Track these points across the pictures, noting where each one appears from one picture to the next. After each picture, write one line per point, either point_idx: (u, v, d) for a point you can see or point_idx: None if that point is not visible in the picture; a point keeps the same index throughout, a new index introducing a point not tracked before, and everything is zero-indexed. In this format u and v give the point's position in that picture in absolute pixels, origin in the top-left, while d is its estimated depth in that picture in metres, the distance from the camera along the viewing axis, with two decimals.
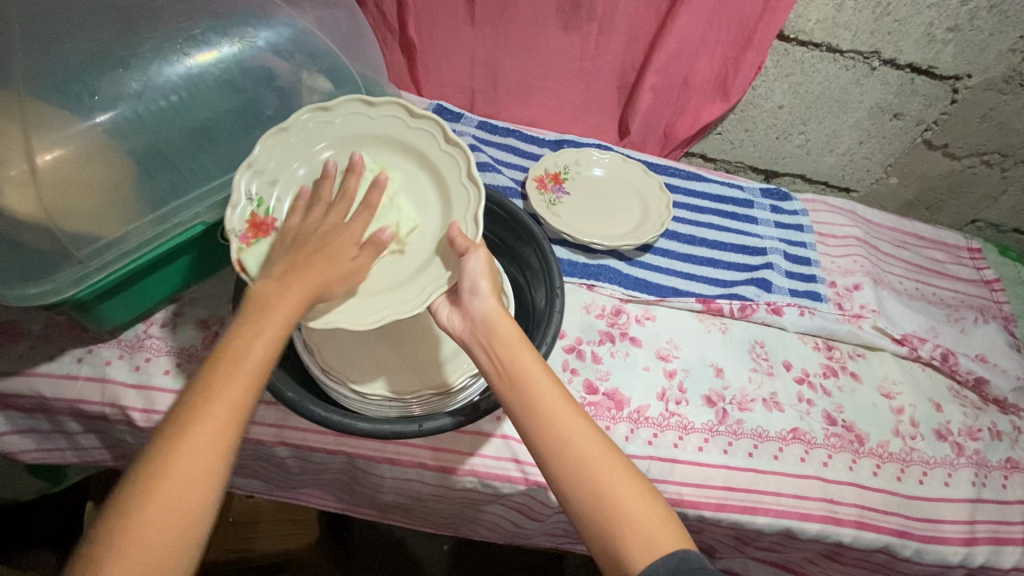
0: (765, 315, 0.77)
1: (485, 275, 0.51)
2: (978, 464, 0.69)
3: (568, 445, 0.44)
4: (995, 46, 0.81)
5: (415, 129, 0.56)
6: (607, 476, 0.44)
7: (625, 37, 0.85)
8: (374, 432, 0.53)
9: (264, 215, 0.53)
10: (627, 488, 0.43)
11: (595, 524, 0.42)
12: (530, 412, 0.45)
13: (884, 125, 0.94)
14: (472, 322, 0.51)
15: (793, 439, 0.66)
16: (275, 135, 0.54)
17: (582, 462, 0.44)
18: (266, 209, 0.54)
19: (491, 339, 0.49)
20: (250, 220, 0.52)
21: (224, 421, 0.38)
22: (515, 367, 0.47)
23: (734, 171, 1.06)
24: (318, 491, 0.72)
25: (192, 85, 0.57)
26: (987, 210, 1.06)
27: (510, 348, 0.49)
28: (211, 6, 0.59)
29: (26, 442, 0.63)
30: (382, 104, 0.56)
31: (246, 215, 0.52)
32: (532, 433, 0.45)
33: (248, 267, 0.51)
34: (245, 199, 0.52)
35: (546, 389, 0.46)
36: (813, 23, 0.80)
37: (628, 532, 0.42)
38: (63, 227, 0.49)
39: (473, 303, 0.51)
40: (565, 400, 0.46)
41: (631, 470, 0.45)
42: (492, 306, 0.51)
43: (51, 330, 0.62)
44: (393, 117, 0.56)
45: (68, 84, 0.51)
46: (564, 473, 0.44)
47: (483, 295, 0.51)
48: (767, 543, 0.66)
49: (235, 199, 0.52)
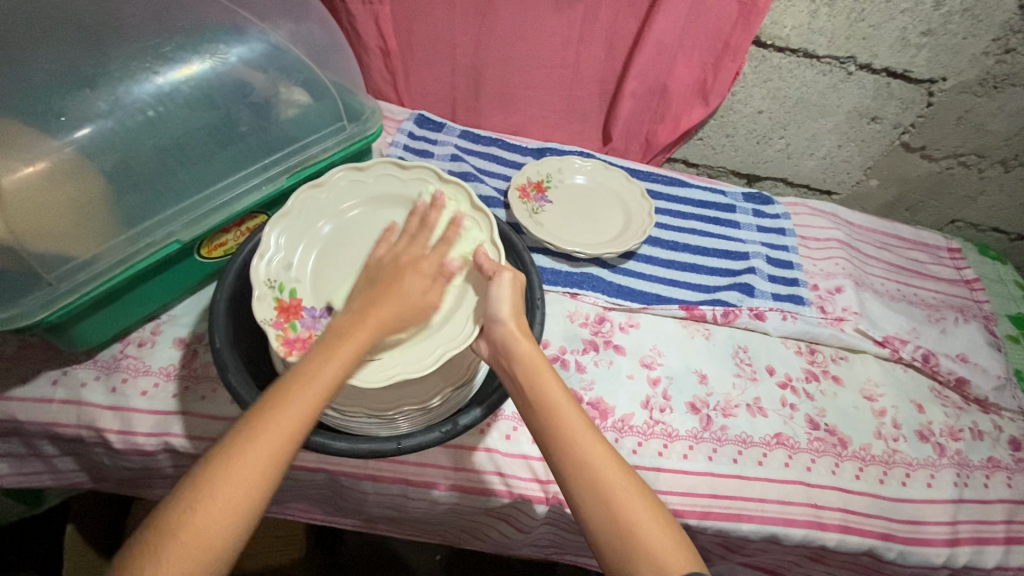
0: (748, 320, 0.77)
1: (509, 299, 0.52)
2: (960, 464, 0.70)
3: (588, 464, 0.44)
4: (968, 50, 0.82)
5: (411, 179, 0.62)
6: (623, 497, 0.44)
7: (604, 44, 0.85)
8: (353, 452, 0.52)
9: (288, 299, 0.55)
10: (642, 507, 0.43)
11: (612, 548, 0.42)
12: (549, 430, 0.46)
13: (862, 128, 0.94)
14: (492, 345, 0.52)
15: (777, 444, 0.67)
16: (281, 216, 0.58)
17: (601, 479, 0.44)
18: (290, 292, 0.55)
19: (512, 360, 0.50)
20: (277, 306, 0.54)
21: (285, 437, 0.40)
22: (537, 388, 0.48)
23: (716, 175, 1.06)
24: (303, 507, 0.71)
25: (162, 103, 0.56)
26: (965, 210, 1.07)
27: (528, 368, 0.49)
28: (180, 23, 0.59)
29: (0, 467, 0.62)
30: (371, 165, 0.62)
31: (271, 302, 0.54)
32: (553, 452, 0.46)
33: (290, 349, 0.51)
34: (267, 286, 0.54)
35: (566, 409, 0.47)
36: (788, 30, 0.81)
37: (642, 555, 0.41)
38: (30, 249, 0.49)
39: (494, 329, 0.52)
40: (584, 419, 0.47)
41: (648, 495, 0.45)
42: (509, 327, 0.51)
43: (25, 352, 0.61)
44: (390, 174, 0.62)
45: (33, 105, 0.51)
46: (583, 494, 0.44)
47: (501, 317, 0.52)
48: (753, 549, 0.66)
49: (259, 290, 0.54)
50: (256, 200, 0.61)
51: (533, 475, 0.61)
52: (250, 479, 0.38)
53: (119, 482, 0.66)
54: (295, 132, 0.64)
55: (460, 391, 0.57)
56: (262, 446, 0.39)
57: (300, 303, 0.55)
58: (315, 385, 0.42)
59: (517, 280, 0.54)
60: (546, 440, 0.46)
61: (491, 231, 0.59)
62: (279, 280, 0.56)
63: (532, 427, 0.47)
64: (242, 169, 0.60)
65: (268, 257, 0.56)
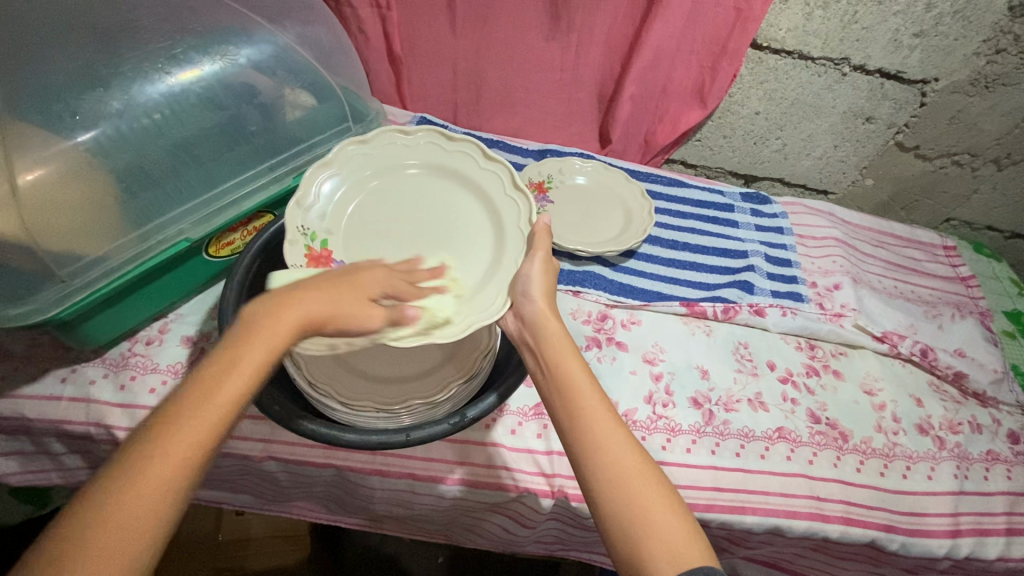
0: (748, 317, 0.78)
1: (538, 280, 0.55)
2: (960, 457, 0.71)
3: (605, 446, 0.45)
4: (960, 50, 0.84)
5: (454, 150, 0.64)
6: (636, 481, 0.44)
7: (603, 48, 0.87)
8: (362, 443, 0.53)
9: (319, 249, 0.58)
10: (656, 496, 0.43)
11: (621, 529, 0.42)
12: (569, 411, 0.48)
13: (857, 128, 0.96)
14: (521, 321, 0.55)
15: (779, 438, 0.67)
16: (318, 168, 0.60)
17: (617, 464, 0.44)
18: (321, 242, 0.59)
19: (539, 340, 0.53)
20: (308, 254, 0.57)
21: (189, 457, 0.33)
22: (559, 368, 0.50)
23: (714, 176, 1.08)
24: (309, 505, 0.71)
25: (174, 102, 0.58)
26: (960, 209, 1.09)
27: (555, 348, 0.52)
28: (191, 25, 0.60)
29: (9, 465, 0.62)
30: (458, 139, 0.64)
31: (303, 249, 0.57)
32: (570, 433, 0.47)
33: None
34: (300, 234, 0.58)
35: (585, 389, 0.49)
36: (783, 32, 0.83)
37: (654, 546, 0.41)
38: (44, 247, 0.49)
39: (524, 306, 0.55)
40: (603, 402, 0.48)
41: (665, 484, 0.44)
42: (539, 306, 0.54)
43: (35, 351, 0.61)
44: (434, 145, 0.64)
45: (49, 104, 0.52)
46: (597, 472, 0.44)
47: (532, 297, 0.54)
48: (757, 541, 0.67)
49: (292, 235, 0.57)
50: (263, 199, 0.62)
51: (539, 469, 0.61)
52: (144, 516, 0.31)
53: None
54: (301, 133, 0.65)
55: (465, 385, 0.58)
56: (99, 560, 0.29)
57: (329, 255, 0.58)
58: (191, 437, 0.33)
59: (547, 264, 0.56)
60: (564, 419, 0.48)
61: (530, 210, 0.60)
62: (312, 228, 0.59)
63: (553, 412, 0.49)
64: (248, 168, 0.61)
65: (304, 207, 0.59)
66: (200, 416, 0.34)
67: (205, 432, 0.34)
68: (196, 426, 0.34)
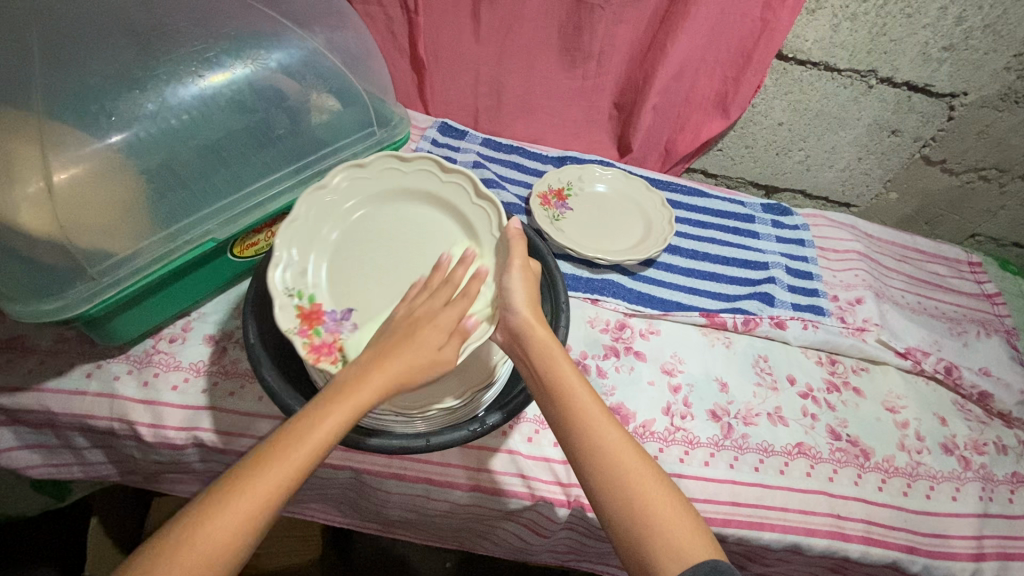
0: (768, 329, 0.77)
1: (521, 290, 0.53)
2: (985, 478, 0.69)
3: (602, 449, 0.45)
4: (990, 65, 0.83)
5: (413, 171, 0.60)
6: (636, 481, 0.44)
7: (626, 57, 0.87)
8: (382, 449, 0.54)
9: (308, 305, 0.53)
10: (659, 495, 0.44)
11: (623, 527, 0.43)
12: (567, 418, 0.47)
13: (882, 141, 0.95)
14: (509, 333, 0.53)
15: (799, 453, 0.66)
16: (287, 226, 0.54)
17: (616, 465, 0.45)
18: (309, 298, 0.53)
19: (528, 348, 0.51)
20: (299, 313, 0.52)
21: (331, 427, 0.40)
22: (552, 376, 0.49)
23: (734, 186, 1.08)
24: (323, 507, 0.72)
25: (205, 105, 0.59)
26: (986, 224, 1.07)
27: (545, 356, 0.50)
28: (224, 29, 0.61)
29: (33, 457, 0.63)
30: (414, 158, 0.60)
31: (293, 310, 0.51)
32: (569, 440, 0.47)
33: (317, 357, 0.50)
34: (285, 295, 0.52)
35: (583, 399, 0.48)
36: (810, 43, 0.82)
37: (657, 545, 0.41)
38: (76, 244, 0.50)
39: (507, 317, 0.52)
40: (598, 404, 0.48)
41: (666, 482, 0.45)
42: (525, 317, 0.51)
43: (62, 346, 0.62)
44: (390, 168, 0.60)
45: (85, 105, 0.53)
46: (600, 478, 0.44)
47: (515, 308, 0.52)
48: (774, 558, 0.66)
49: (278, 299, 0.51)
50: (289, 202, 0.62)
51: (555, 478, 0.61)
52: (293, 460, 0.39)
53: (145, 475, 0.68)
54: (327, 137, 0.65)
55: (482, 393, 0.57)
56: (264, 483, 0.38)
57: (320, 307, 0.53)
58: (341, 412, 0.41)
59: (527, 272, 0.54)
60: (564, 430, 0.47)
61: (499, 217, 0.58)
62: (295, 286, 0.53)
63: (551, 419, 0.49)
64: (276, 171, 0.62)
65: (281, 268, 0.53)
66: (344, 397, 0.42)
67: (259, 507, 0.37)
68: (258, 498, 0.37)
